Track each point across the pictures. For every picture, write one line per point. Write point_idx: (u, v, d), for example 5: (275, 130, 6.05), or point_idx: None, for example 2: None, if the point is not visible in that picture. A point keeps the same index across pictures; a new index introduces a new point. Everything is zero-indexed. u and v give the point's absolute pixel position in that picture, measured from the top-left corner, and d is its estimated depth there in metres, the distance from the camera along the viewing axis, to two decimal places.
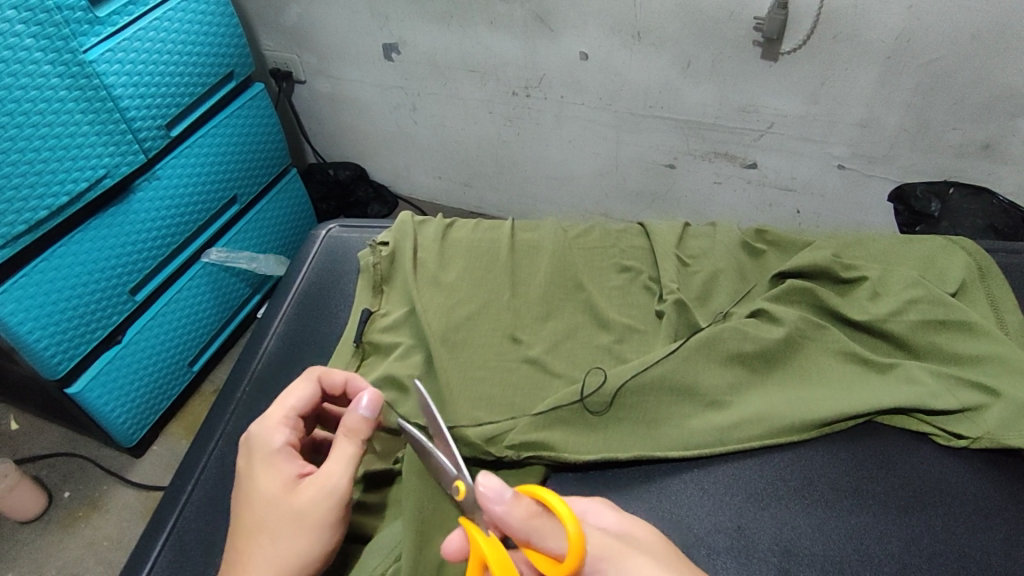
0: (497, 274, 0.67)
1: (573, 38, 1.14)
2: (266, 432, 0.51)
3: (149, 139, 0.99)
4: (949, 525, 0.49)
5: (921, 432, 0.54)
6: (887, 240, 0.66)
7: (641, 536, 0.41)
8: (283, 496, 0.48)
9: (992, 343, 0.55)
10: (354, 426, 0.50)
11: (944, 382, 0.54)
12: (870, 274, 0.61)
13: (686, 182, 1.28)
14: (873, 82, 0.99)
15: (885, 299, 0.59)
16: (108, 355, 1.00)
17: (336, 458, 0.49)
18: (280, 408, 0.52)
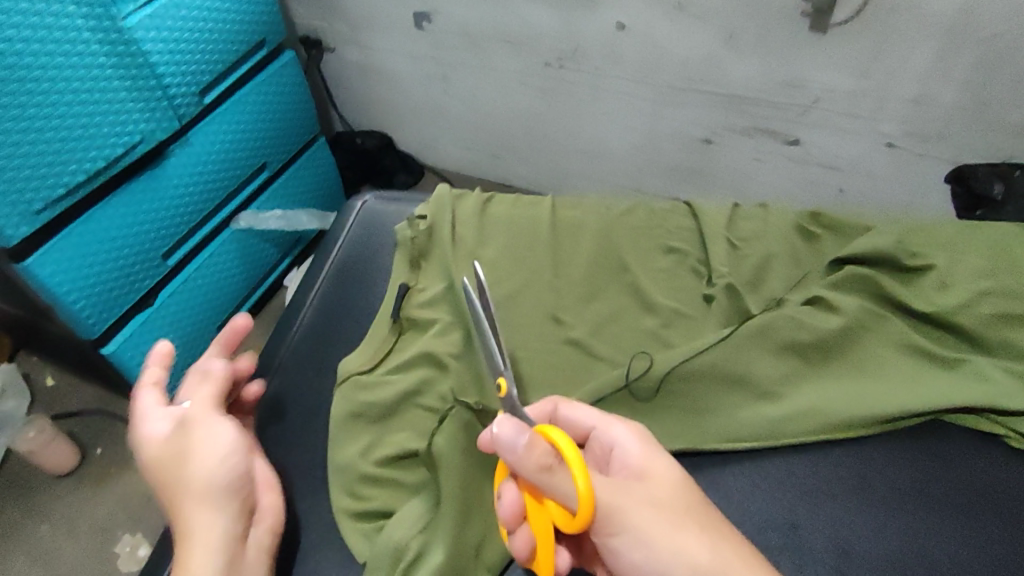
0: (538, 251, 0.65)
1: (611, 8, 1.10)
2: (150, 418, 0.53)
3: (184, 105, 0.97)
4: (1014, 530, 0.47)
5: (991, 433, 0.51)
6: (954, 227, 0.63)
7: (655, 476, 0.45)
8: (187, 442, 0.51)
9: None
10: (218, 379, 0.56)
11: (1015, 381, 0.51)
12: (937, 262, 0.57)
13: (724, 158, 1.24)
14: (931, 57, 0.94)
15: (953, 290, 0.56)
16: (141, 317, 1.00)
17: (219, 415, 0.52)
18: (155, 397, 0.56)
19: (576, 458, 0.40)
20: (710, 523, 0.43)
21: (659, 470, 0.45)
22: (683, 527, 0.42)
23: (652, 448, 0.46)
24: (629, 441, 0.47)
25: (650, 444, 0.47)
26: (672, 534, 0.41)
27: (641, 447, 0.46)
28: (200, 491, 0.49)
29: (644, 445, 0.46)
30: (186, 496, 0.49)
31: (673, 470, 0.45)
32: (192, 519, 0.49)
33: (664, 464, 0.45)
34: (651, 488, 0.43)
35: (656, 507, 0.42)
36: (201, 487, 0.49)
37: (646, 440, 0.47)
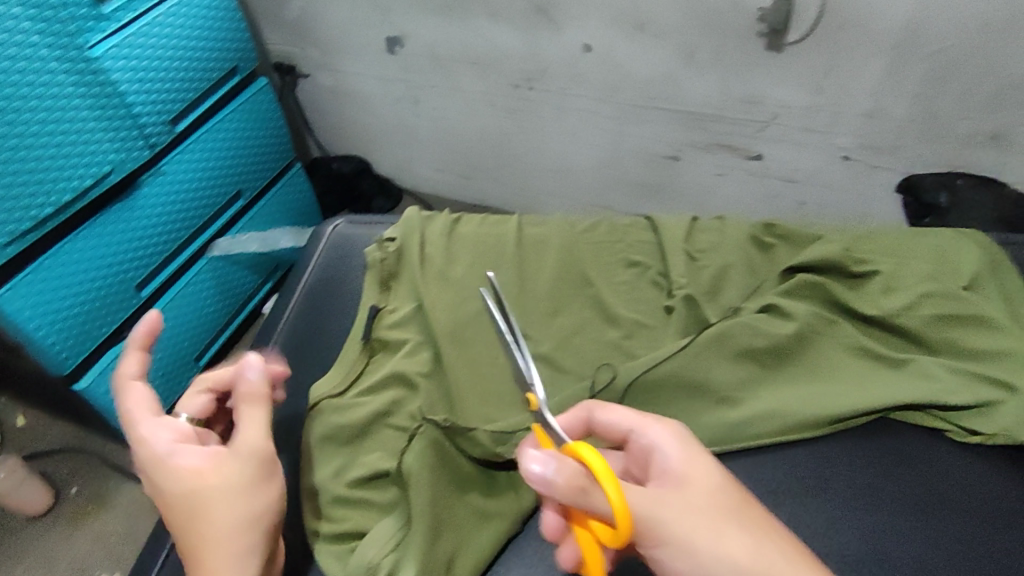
0: (505, 269, 0.67)
1: (575, 31, 1.14)
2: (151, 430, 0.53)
3: (155, 134, 0.98)
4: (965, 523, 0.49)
5: (936, 429, 0.54)
6: (900, 233, 0.65)
7: (697, 481, 0.42)
8: (200, 477, 0.50)
9: (1004, 338, 0.55)
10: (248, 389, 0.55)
11: (960, 378, 0.54)
12: (882, 268, 0.60)
13: (689, 174, 1.27)
14: (880, 73, 0.98)
15: (898, 293, 0.59)
16: (114, 351, 0.99)
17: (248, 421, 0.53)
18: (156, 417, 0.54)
19: (608, 471, 0.38)
20: (757, 523, 0.41)
21: (701, 472, 0.43)
22: (732, 533, 0.40)
23: (688, 450, 0.44)
24: (663, 445, 0.45)
25: (686, 445, 0.45)
26: (718, 542, 0.40)
27: (679, 448, 0.44)
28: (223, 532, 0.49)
29: (681, 445, 0.44)
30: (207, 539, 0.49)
31: (713, 470, 0.43)
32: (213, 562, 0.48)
33: (703, 467, 0.43)
34: (693, 491, 0.42)
35: (699, 513, 0.41)
36: (225, 526, 0.49)
37: (683, 438, 0.45)
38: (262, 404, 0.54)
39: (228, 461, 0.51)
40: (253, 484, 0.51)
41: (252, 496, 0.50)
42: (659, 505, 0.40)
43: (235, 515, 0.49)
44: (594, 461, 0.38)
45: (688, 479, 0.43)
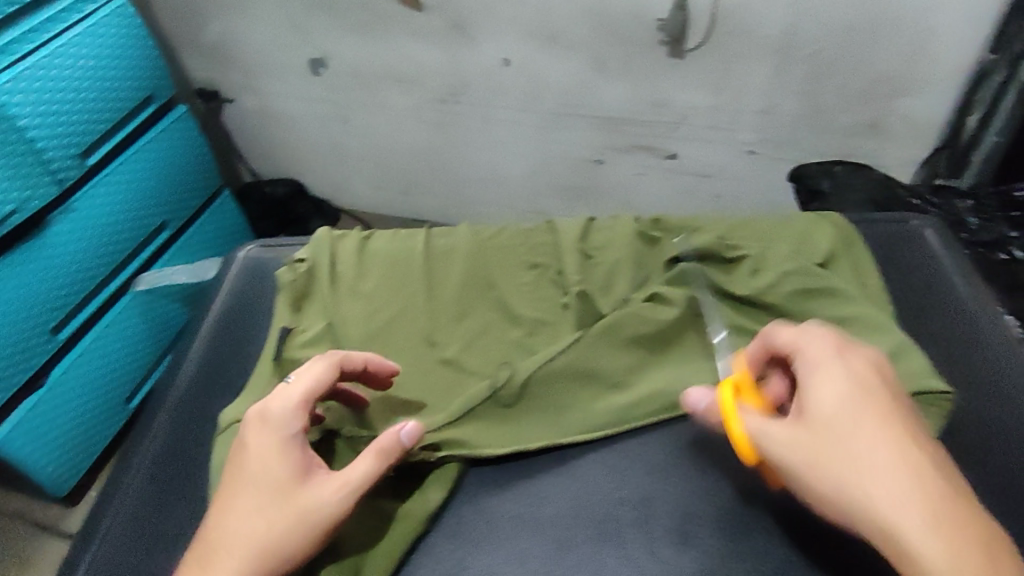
0: (413, 278, 0.71)
1: (493, 45, 1.18)
2: (286, 419, 0.50)
3: (62, 169, 0.98)
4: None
5: None
6: (768, 222, 0.72)
7: (841, 407, 0.44)
8: (290, 486, 0.49)
9: (853, 307, 0.62)
10: (387, 445, 0.50)
11: None
12: (750, 253, 0.67)
13: (613, 176, 1.33)
14: (770, 73, 1.04)
15: (765, 273, 0.65)
16: (34, 398, 1.00)
17: (356, 468, 0.49)
18: (299, 392, 0.51)
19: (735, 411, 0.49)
20: (898, 441, 0.42)
21: (840, 393, 0.45)
22: (876, 432, 0.43)
23: (819, 351, 0.47)
24: (802, 356, 0.48)
25: (834, 353, 0.47)
26: (857, 463, 0.42)
27: (816, 358, 0.47)
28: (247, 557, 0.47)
29: (836, 357, 0.47)
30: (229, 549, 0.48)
31: (854, 377, 0.45)
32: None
33: (838, 374, 0.46)
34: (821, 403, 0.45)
35: (842, 445, 0.42)
36: (251, 544, 0.47)
37: (835, 347, 0.48)
38: (374, 461, 0.50)
39: (305, 497, 0.48)
40: (308, 531, 0.48)
41: (299, 541, 0.48)
42: (831, 406, 0.44)
43: (268, 545, 0.47)
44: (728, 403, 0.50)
45: (820, 387, 0.45)
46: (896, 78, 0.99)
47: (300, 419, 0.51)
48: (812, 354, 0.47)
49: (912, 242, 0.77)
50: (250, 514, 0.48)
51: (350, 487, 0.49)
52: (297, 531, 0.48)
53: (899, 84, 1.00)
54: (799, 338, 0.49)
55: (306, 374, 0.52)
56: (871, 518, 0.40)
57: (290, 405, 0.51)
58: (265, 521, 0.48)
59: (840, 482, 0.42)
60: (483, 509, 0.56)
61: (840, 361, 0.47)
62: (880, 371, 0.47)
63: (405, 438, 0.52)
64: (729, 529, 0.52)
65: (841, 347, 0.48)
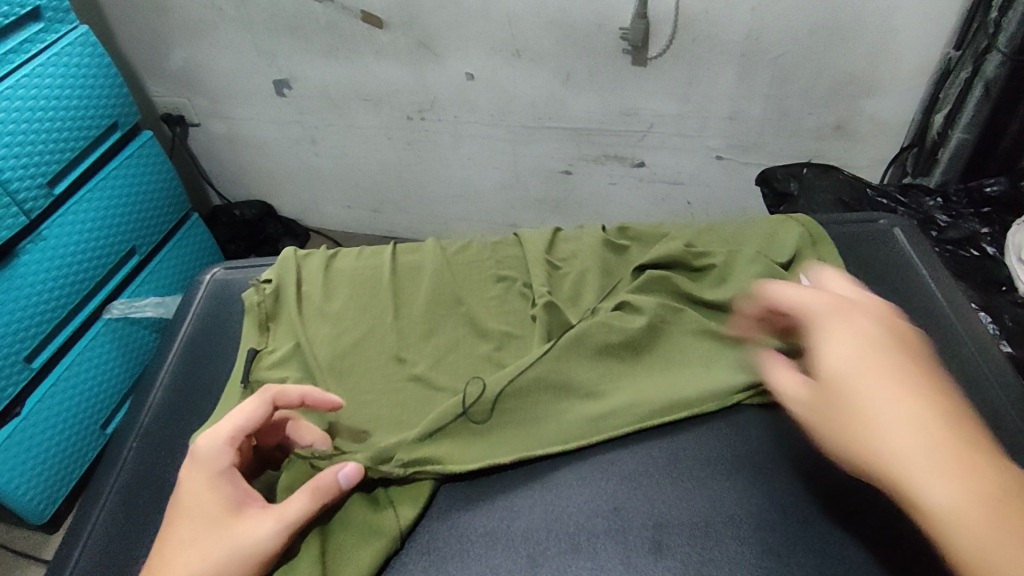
0: (381, 296, 0.70)
1: (458, 61, 1.18)
2: (215, 451, 0.51)
3: (29, 199, 0.96)
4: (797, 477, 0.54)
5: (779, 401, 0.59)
6: (732, 225, 0.73)
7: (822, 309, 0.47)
8: (226, 518, 0.49)
9: None
10: (323, 483, 0.51)
11: None
12: (716, 258, 0.67)
13: (584, 186, 1.33)
14: (734, 79, 1.06)
15: (732, 278, 0.66)
16: (8, 428, 0.97)
17: (291, 502, 0.50)
18: (230, 425, 0.52)
19: None
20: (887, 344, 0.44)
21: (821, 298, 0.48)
22: (894, 374, 0.42)
23: (829, 301, 0.48)
24: (801, 307, 0.48)
25: (837, 304, 0.47)
26: (829, 342, 0.45)
27: (829, 313, 0.46)
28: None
29: (830, 304, 0.47)
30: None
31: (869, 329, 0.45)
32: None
33: (840, 324, 0.46)
34: (827, 355, 0.44)
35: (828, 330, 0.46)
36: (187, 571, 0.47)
37: (842, 302, 0.47)
38: (309, 500, 0.50)
39: (239, 530, 0.48)
40: (242, 565, 0.48)
41: (232, 574, 0.47)
42: (844, 354, 0.44)
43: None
44: None
45: (824, 344, 0.45)
46: (857, 79, 1.01)
47: (229, 455, 0.51)
48: (813, 309, 0.47)
49: (884, 244, 0.77)
50: (185, 547, 0.48)
51: (285, 523, 0.49)
52: (231, 565, 0.47)
53: (860, 86, 1.01)
54: (802, 293, 0.49)
55: (239, 410, 0.52)
56: (896, 470, 0.38)
57: (217, 441, 0.51)
58: (196, 554, 0.48)
59: (826, 363, 0.44)
60: (455, 524, 0.54)
61: (821, 312, 0.47)
62: (906, 332, 0.46)
63: (344, 480, 0.51)
64: (704, 538, 0.51)
65: (851, 297, 0.48)
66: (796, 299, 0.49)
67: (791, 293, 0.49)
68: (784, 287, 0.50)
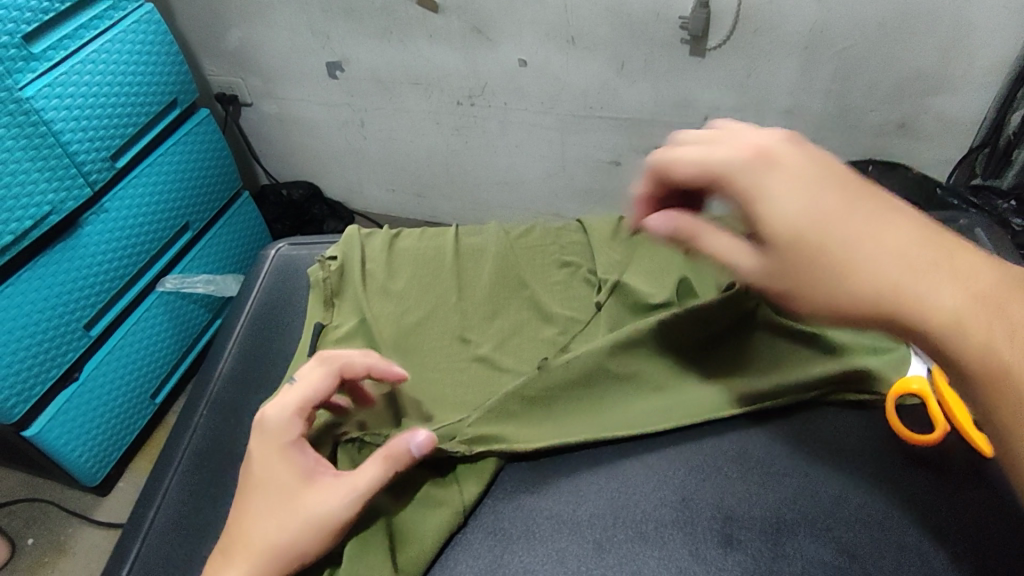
0: (444, 277, 0.71)
1: (511, 47, 1.16)
2: (283, 422, 0.52)
3: (94, 171, 0.99)
4: (865, 477, 0.55)
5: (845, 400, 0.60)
6: None
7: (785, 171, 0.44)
8: (295, 489, 0.50)
9: None
10: (397, 453, 0.51)
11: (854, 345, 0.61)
12: None
13: (631, 178, 1.31)
14: (795, 71, 1.03)
15: None
16: (67, 393, 1.00)
17: (360, 471, 0.50)
18: (296, 397, 0.53)
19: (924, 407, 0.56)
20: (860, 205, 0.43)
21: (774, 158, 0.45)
22: (965, 277, 0.40)
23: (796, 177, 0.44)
24: (780, 196, 0.44)
25: (813, 183, 0.44)
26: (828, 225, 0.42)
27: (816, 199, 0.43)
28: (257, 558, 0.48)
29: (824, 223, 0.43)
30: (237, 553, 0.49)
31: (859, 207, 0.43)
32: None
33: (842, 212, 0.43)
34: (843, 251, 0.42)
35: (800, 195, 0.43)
36: (264, 540, 0.49)
37: (815, 176, 0.44)
38: (379, 469, 0.50)
39: (311, 502, 0.50)
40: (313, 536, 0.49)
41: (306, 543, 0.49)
42: (862, 255, 0.41)
43: (277, 557, 0.49)
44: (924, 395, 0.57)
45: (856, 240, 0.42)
46: (926, 76, 0.98)
47: (296, 424, 0.53)
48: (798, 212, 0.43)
49: (965, 245, 0.76)
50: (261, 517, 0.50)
51: (353, 494, 0.50)
52: (305, 536, 0.49)
53: (929, 83, 0.99)
54: (786, 185, 0.44)
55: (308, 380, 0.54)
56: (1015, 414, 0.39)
57: (286, 413, 0.53)
58: (269, 529, 0.49)
59: (853, 255, 0.41)
60: (520, 505, 0.55)
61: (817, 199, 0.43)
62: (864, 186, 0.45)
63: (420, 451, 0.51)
64: (774, 534, 0.51)
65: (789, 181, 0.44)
66: (760, 184, 0.44)
67: (767, 174, 0.44)
68: (762, 149, 0.45)
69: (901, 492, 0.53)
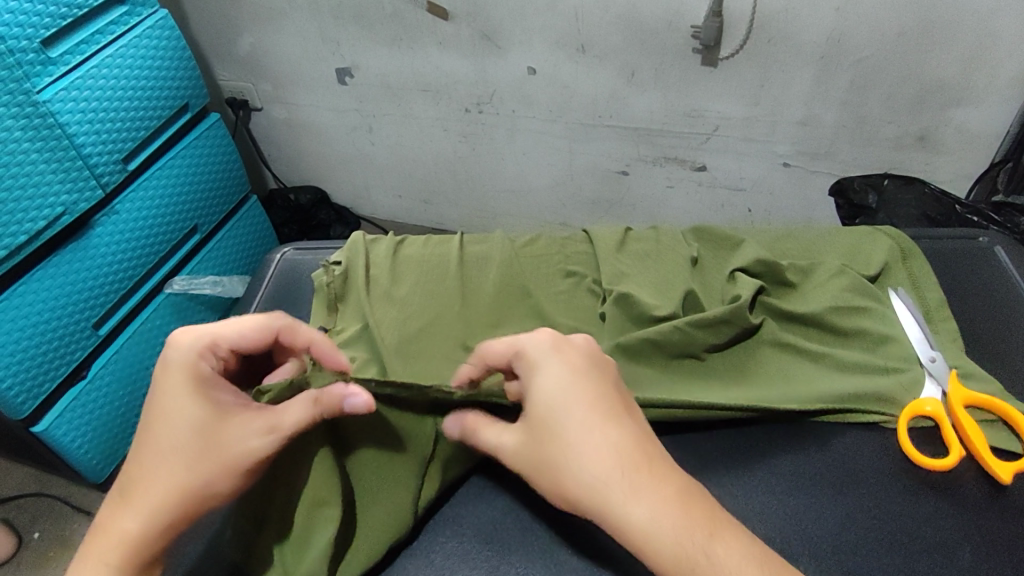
0: (447, 284, 0.71)
1: (520, 55, 1.16)
2: (193, 352, 0.51)
3: (106, 174, 0.99)
4: (872, 496, 0.56)
5: (870, 422, 0.60)
6: (810, 238, 0.76)
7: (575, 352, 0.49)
8: (206, 433, 0.48)
9: (892, 329, 0.64)
10: (325, 399, 0.50)
11: (862, 369, 0.62)
12: (791, 273, 0.70)
13: (640, 188, 1.30)
14: (810, 82, 1.02)
15: (810, 296, 0.68)
16: (74, 391, 1.00)
17: (273, 415, 0.49)
18: (214, 333, 0.52)
19: (944, 421, 0.59)
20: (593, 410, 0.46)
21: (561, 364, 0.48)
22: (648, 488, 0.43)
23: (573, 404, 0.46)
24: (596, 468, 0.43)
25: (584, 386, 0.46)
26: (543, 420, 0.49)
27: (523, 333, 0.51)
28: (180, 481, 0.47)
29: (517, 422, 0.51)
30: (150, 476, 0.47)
31: (670, 490, 0.42)
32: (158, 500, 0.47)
33: (581, 400, 0.46)
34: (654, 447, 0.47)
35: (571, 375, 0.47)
36: (160, 483, 0.47)
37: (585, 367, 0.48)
38: (303, 411, 0.49)
39: (225, 445, 0.48)
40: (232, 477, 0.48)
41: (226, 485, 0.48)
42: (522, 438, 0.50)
43: (196, 484, 0.47)
44: (958, 414, 0.58)
45: (638, 530, 0.41)
46: (945, 87, 0.97)
47: (208, 361, 0.51)
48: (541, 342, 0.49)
49: (984, 262, 0.75)
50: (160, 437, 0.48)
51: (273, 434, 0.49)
52: (216, 476, 0.47)
53: (949, 94, 0.98)
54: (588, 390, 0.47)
55: (238, 320, 0.54)
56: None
57: (193, 342, 0.51)
58: (189, 450, 0.48)
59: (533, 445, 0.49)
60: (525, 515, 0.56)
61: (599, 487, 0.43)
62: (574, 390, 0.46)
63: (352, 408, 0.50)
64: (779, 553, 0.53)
65: (574, 358, 0.48)
66: (540, 360, 0.48)
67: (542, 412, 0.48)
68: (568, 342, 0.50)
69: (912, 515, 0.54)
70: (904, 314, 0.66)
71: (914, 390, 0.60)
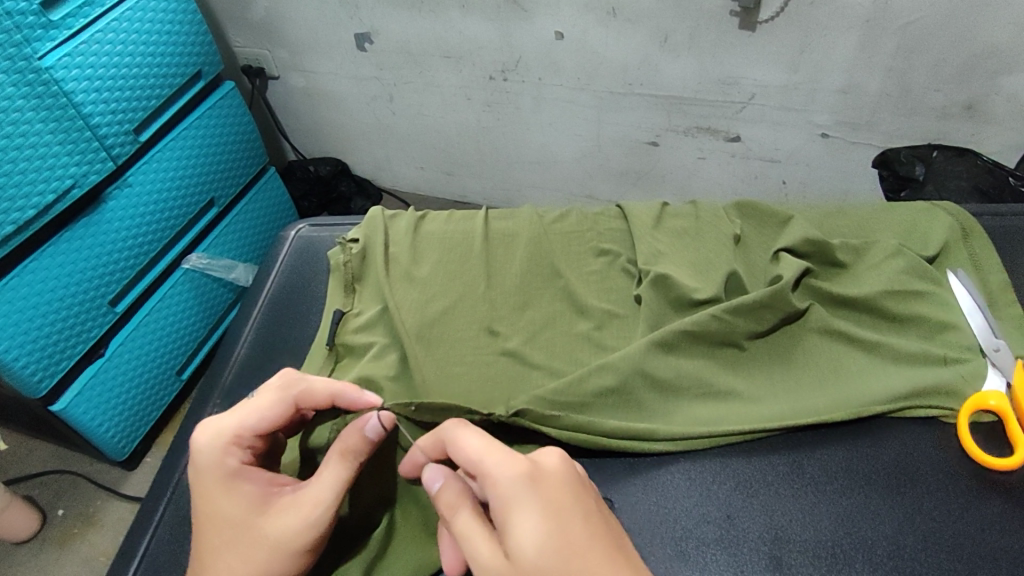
0: (472, 264, 0.67)
1: (547, 19, 1.10)
2: (216, 458, 0.49)
3: (117, 145, 0.96)
4: (934, 499, 0.51)
5: (929, 416, 0.55)
6: (862, 214, 0.71)
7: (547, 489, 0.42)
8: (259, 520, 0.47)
9: (955, 314, 0.59)
10: (348, 445, 0.48)
11: (923, 357, 0.57)
12: (843, 254, 0.64)
13: (670, 159, 1.24)
14: (854, 47, 0.96)
15: (864, 278, 0.63)
16: (93, 368, 0.99)
17: (321, 477, 0.47)
18: (235, 427, 0.49)
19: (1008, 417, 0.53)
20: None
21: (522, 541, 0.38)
22: None
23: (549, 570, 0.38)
24: None
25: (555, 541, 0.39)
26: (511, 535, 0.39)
27: (498, 450, 0.42)
28: (240, 507, 0.48)
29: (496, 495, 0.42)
30: (215, 506, 0.48)
31: None
32: (220, 534, 0.47)
33: None
34: None
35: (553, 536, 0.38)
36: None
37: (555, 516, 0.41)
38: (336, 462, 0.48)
39: (279, 526, 0.46)
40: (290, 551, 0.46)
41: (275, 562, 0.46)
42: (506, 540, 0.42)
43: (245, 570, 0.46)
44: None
45: None
46: (1001, 51, 0.90)
47: (234, 455, 0.49)
48: (514, 479, 0.40)
49: None
50: (199, 473, 0.49)
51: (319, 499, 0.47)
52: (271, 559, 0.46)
53: (1004, 60, 0.90)
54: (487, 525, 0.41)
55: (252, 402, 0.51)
56: None
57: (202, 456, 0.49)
58: (237, 542, 0.47)
59: None
60: None
61: None
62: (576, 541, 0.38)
63: (371, 432, 0.49)
64: (827, 561, 0.48)
65: (556, 496, 0.40)
66: (513, 505, 0.40)
67: None
68: (537, 468, 0.41)
69: (975, 522, 0.49)
70: (964, 297, 0.61)
71: (982, 379, 0.55)
